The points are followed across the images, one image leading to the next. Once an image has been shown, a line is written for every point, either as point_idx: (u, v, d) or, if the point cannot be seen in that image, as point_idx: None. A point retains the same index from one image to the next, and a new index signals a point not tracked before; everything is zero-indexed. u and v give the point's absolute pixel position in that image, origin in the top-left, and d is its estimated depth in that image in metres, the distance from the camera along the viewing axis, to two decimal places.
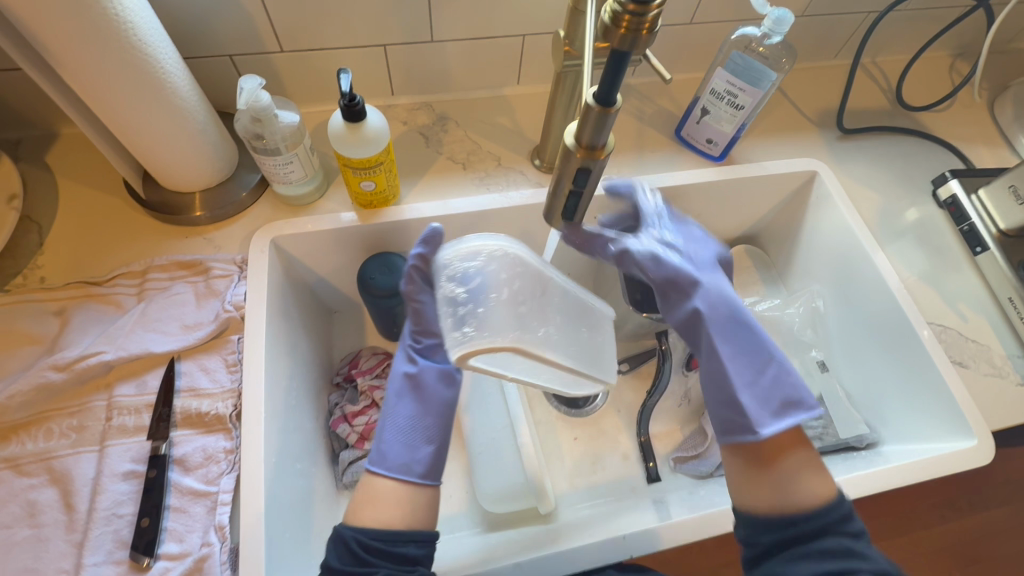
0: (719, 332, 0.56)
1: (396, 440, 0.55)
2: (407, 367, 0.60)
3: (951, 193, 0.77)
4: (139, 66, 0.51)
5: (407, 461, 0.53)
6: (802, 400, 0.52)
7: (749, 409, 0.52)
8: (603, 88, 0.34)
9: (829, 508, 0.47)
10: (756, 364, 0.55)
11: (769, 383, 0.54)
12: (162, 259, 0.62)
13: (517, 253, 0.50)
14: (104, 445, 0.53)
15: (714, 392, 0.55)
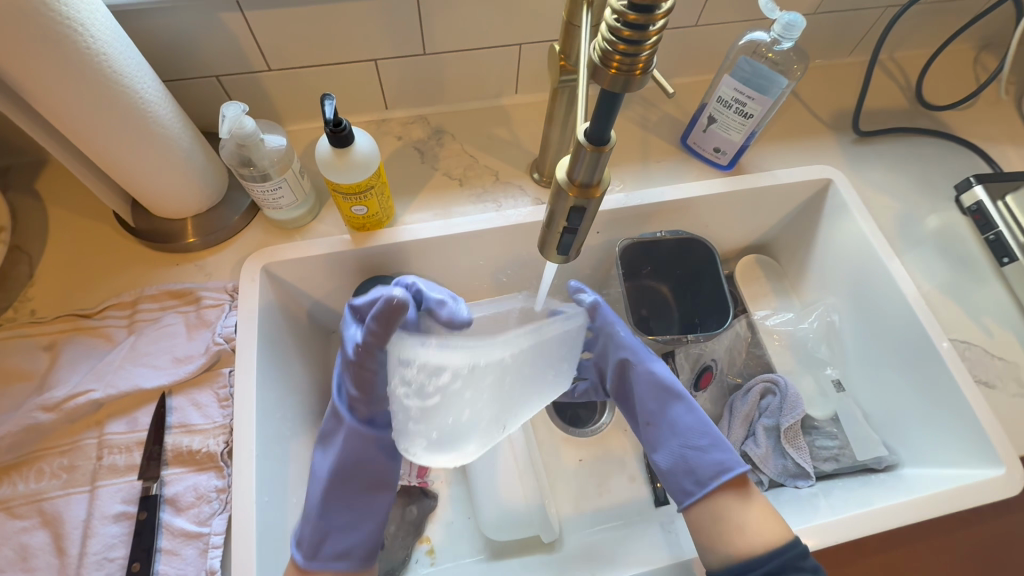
0: (670, 395, 0.64)
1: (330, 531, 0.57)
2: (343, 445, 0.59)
3: (975, 199, 0.73)
4: (118, 99, 0.49)
5: (346, 548, 0.57)
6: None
7: (730, 451, 0.60)
8: (595, 127, 0.31)
9: (789, 545, 0.53)
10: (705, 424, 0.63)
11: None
12: (153, 289, 0.61)
13: (487, 367, 0.45)
14: (95, 485, 0.52)
15: (695, 435, 0.62)
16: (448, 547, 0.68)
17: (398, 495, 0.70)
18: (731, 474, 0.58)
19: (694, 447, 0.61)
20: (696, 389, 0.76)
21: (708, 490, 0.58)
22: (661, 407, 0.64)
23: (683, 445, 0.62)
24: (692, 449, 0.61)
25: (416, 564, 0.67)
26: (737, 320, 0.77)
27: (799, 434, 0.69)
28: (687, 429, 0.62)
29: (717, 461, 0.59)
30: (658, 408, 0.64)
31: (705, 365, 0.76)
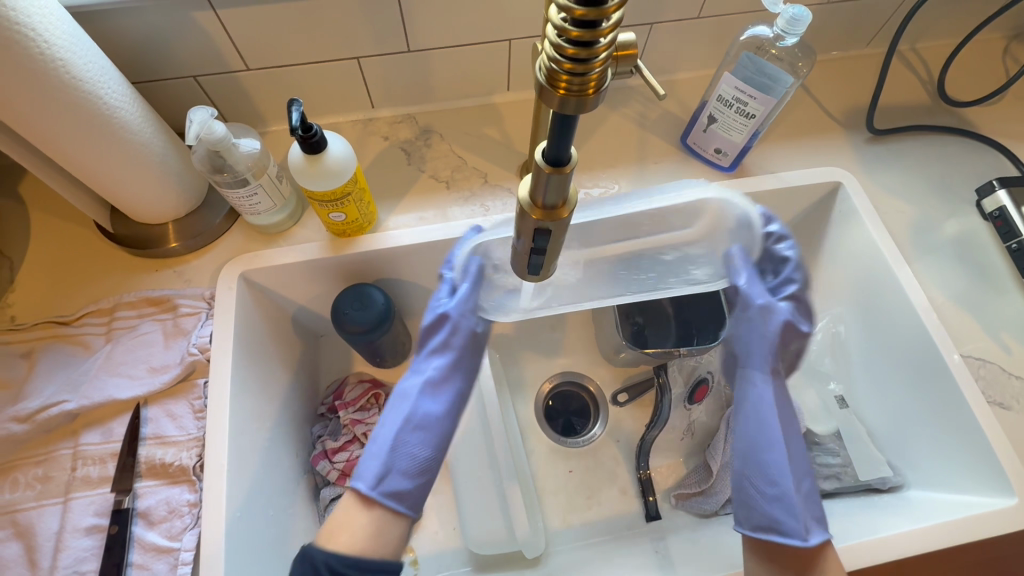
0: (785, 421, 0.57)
1: (399, 468, 0.50)
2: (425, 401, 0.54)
3: (998, 204, 0.68)
4: (81, 104, 0.48)
5: (406, 493, 0.49)
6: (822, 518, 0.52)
7: (796, 510, 0.52)
8: (552, 146, 0.28)
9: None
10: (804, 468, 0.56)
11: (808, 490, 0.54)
12: (130, 296, 0.60)
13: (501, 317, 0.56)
14: (68, 497, 0.52)
15: (763, 479, 0.54)
16: (432, 558, 0.67)
17: None
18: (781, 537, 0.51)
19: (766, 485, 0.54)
20: (689, 403, 0.70)
21: (751, 529, 0.53)
22: (748, 426, 0.57)
23: (748, 478, 0.55)
24: (757, 488, 0.54)
25: None
26: None
27: None
28: (758, 464, 0.55)
29: (793, 510, 0.52)
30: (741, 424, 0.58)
31: (701, 377, 0.70)
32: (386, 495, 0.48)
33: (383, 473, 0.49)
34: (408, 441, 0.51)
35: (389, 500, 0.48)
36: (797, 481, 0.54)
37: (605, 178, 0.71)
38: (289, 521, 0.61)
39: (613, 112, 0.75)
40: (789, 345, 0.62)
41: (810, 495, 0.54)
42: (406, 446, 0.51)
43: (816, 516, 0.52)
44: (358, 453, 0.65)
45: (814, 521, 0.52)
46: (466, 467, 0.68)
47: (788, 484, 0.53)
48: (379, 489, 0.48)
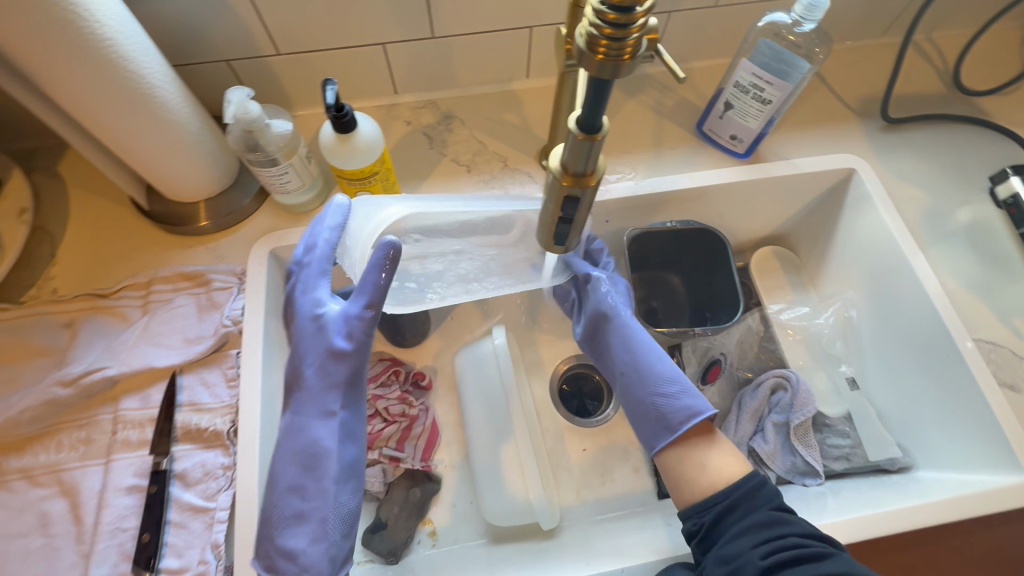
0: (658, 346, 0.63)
1: (335, 531, 0.50)
2: (345, 451, 0.53)
3: (1011, 192, 0.69)
4: (126, 82, 0.50)
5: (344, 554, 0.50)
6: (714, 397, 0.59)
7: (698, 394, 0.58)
8: (586, 114, 0.30)
9: (746, 480, 0.53)
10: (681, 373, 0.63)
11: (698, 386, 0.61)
12: (166, 271, 0.62)
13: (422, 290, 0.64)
14: (110, 458, 0.54)
15: (666, 383, 0.59)
16: (450, 530, 0.69)
17: (401, 478, 0.69)
18: (700, 417, 0.56)
19: (666, 394, 0.59)
20: (703, 382, 0.73)
21: (677, 434, 0.56)
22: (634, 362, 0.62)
23: (653, 393, 0.60)
24: (660, 397, 0.59)
25: (418, 546, 0.67)
26: (749, 313, 0.76)
27: (809, 432, 0.67)
28: (656, 377, 0.60)
29: (693, 395, 0.58)
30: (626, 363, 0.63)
31: (714, 359, 0.74)
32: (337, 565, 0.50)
33: (331, 556, 0.49)
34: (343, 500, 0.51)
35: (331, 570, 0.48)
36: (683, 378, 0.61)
37: (622, 163, 0.72)
38: None
39: (631, 99, 0.77)
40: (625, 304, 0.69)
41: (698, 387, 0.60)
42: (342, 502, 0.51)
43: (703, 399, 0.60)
44: (380, 427, 0.68)
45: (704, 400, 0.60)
46: (483, 443, 0.70)
47: (684, 381, 0.60)
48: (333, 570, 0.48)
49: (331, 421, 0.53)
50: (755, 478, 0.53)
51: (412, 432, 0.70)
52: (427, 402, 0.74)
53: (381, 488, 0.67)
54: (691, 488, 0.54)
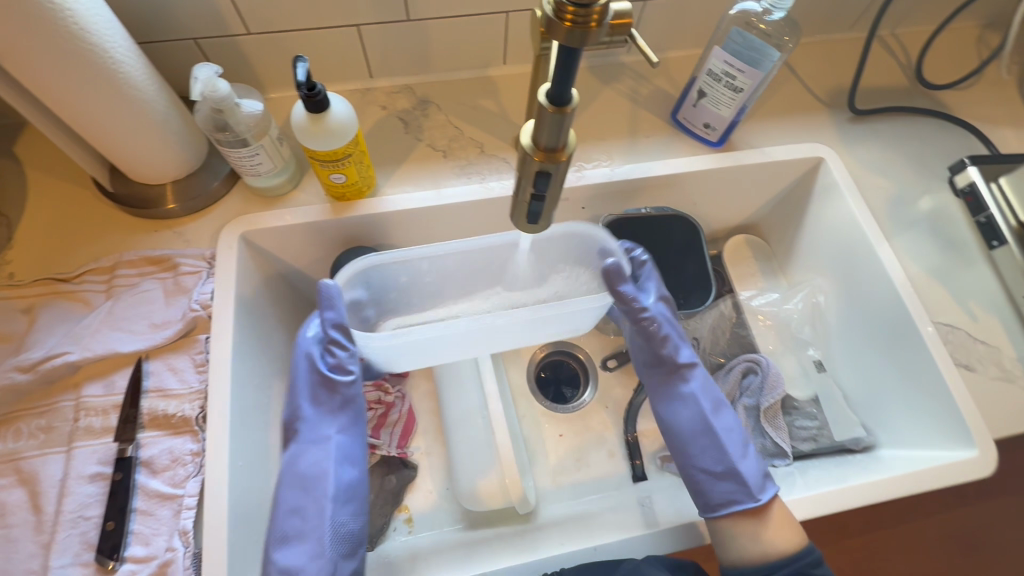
0: (712, 410, 0.61)
1: (335, 550, 0.52)
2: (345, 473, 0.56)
3: (968, 181, 0.71)
4: (86, 57, 0.48)
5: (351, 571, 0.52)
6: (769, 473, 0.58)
7: (746, 483, 0.56)
8: (555, 86, 0.31)
9: (802, 552, 0.54)
10: (743, 441, 0.60)
11: (753, 457, 0.59)
12: (131, 255, 0.61)
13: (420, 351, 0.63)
14: (71, 446, 0.53)
15: (712, 458, 0.59)
16: (426, 516, 0.68)
17: (376, 466, 0.70)
18: (739, 507, 0.56)
19: (709, 471, 0.59)
20: None
21: (713, 514, 0.57)
22: (682, 418, 0.61)
23: (698, 467, 0.59)
24: (707, 475, 0.58)
25: (395, 533, 0.67)
26: (721, 299, 0.77)
27: (779, 414, 0.69)
28: (701, 451, 0.59)
29: (743, 476, 0.57)
30: (672, 415, 0.62)
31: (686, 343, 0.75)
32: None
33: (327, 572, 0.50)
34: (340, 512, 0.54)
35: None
36: (737, 451, 0.58)
37: (598, 150, 0.73)
38: None
39: (606, 87, 0.78)
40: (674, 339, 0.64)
41: (753, 462, 0.58)
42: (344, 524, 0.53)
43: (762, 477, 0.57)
44: None
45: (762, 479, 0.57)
46: (461, 426, 0.70)
47: (731, 458, 0.58)
48: None
49: (327, 444, 0.57)
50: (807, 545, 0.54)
51: (388, 419, 0.70)
52: (403, 390, 0.73)
53: None
54: (735, 546, 0.56)
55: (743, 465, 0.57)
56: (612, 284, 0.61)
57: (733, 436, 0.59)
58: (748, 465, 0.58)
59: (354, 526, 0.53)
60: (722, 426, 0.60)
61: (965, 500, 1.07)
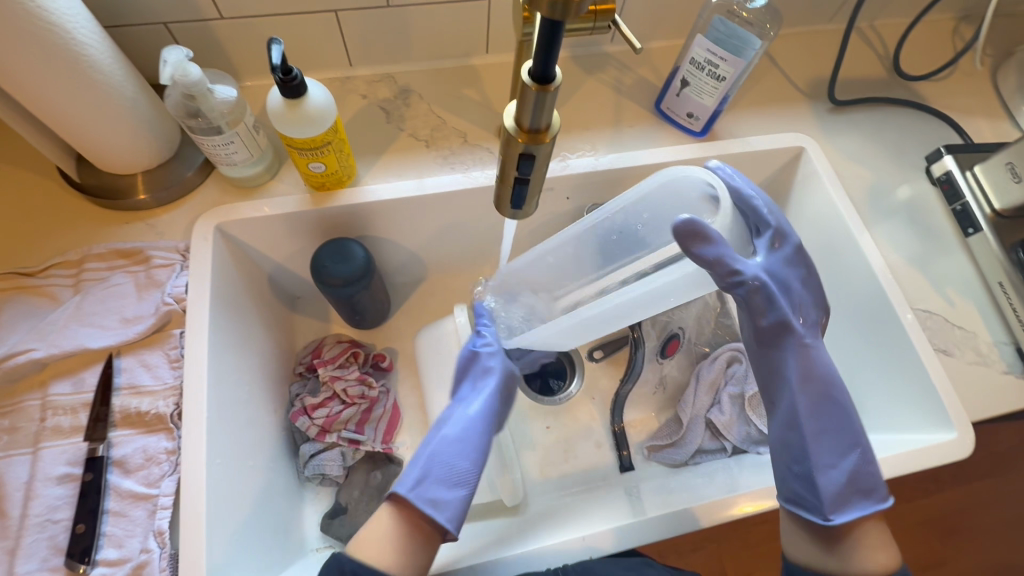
0: (808, 405, 0.56)
1: (435, 476, 0.51)
2: (469, 413, 0.57)
3: (944, 170, 0.73)
4: (46, 37, 0.46)
5: (440, 498, 0.50)
6: (874, 490, 0.53)
7: (822, 497, 0.53)
8: (537, 64, 0.31)
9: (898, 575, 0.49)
10: (839, 447, 0.55)
11: (850, 467, 0.54)
12: (100, 247, 0.58)
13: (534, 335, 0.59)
14: (38, 447, 0.51)
15: (792, 457, 0.56)
16: None
17: (362, 462, 0.68)
18: (806, 515, 0.53)
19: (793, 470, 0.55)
20: (662, 356, 0.73)
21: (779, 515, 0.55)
22: (784, 399, 0.57)
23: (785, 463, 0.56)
24: (791, 472, 0.55)
25: None
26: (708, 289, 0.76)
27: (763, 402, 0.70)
28: (788, 446, 0.56)
29: (820, 490, 0.53)
30: (775, 388, 0.59)
31: (672, 333, 0.73)
32: (424, 499, 0.50)
33: (422, 480, 0.51)
34: (449, 449, 0.54)
35: (434, 511, 0.49)
36: (824, 457, 0.55)
37: (582, 140, 0.72)
38: (269, 474, 0.61)
39: (590, 77, 0.77)
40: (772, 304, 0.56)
41: (852, 474, 0.54)
42: (449, 458, 0.53)
43: (847, 492, 0.53)
44: (338, 409, 0.66)
45: (846, 499, 0.53)
46: None
47: (811, 463, 0.54)
48: (415, 492, 0.50)
49: (471, 398, 0.59)
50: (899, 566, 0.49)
51: (372, 414, 0.68)
52: (387, 384, 0.73)
53: (341, 472, 0.65)
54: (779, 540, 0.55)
55: (824, 476, 0.54)
56: (688, 246, 0.47)
57: (828, 441, 0.55)
58: (834, 477, 0.54)
59: (462, 465, 0.53)
60: (813, 433, 0.55)
61: (940, 485, 1.10)
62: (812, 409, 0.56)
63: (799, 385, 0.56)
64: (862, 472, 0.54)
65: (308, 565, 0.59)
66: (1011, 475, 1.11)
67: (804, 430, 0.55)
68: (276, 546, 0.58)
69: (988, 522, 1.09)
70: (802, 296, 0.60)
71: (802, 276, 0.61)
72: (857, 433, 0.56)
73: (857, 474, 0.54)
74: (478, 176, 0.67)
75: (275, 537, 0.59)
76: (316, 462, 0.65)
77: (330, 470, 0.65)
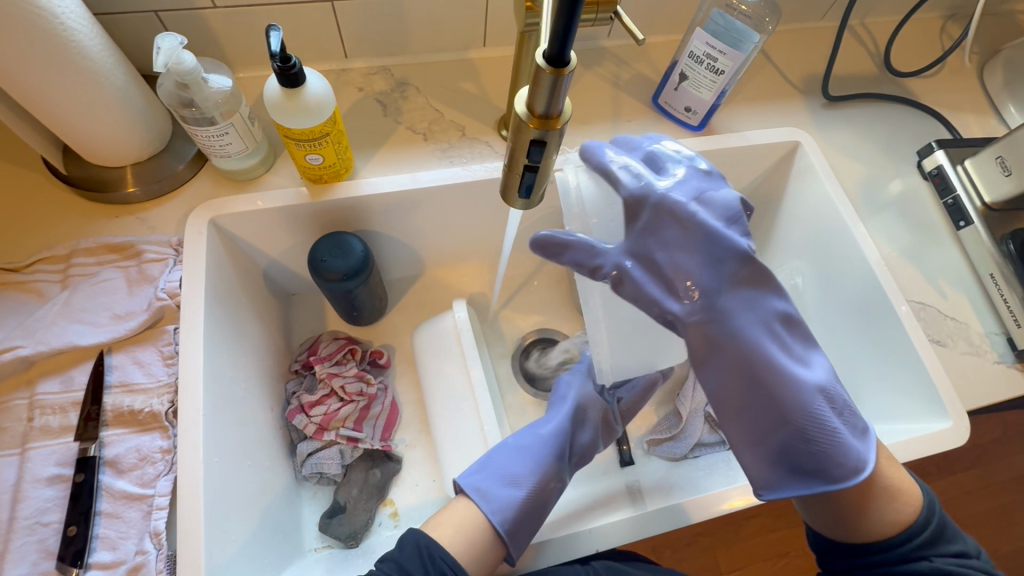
0: (721, 388, 0.50)
1: (490, 475, 0.57)
2: (542, 430, 0.63)
3: (936, 164, 0.74)
4: (34, 20, 0.44)
5: (490, 492, 0.55)
6: (817, 467, 0.47)
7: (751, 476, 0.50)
8: (553, 47, 0.30)
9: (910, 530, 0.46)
10: (767, 426, 0.49)
11: (780, 445, 0.48)
12: (89, 242, 0.57)
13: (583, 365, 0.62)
14: (26, 447, 0.49)
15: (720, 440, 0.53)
16: (412, 510, 0.66)
17: (360, 459, 0.67)
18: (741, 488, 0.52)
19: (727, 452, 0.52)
20: None
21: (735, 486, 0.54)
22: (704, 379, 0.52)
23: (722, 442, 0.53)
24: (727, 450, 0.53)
25: (380, 527, 0.64)
26: None
27: None
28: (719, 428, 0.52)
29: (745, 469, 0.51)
30: None
31: None
32: (474, 490, 0.55)
33: (480, 474, 0.57)
34: (504, 457, 0.59)
35: (481, 500, 0.54)
36: (747, 438, 0.50)
37: (581, 135, 0.72)
38: (265, 473, 0.59)
39: (588, 71, 0.77)
40: (647, 281, 0.49)
41: (784, 450, 0.48)
42: (503, 461, 0.58)
43: (784, 469, 0.49)
44: (336, 406, 0.65)
45: (777, 477, 0.49)
46: (446, 417, 0.66)
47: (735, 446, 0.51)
48: (469, 481, 0.56)
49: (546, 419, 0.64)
50: (922, 519, 0.46)
51: (371, 411, 0.67)
52: (385, 381, 0.72)
53: (339, 471, 0.64)
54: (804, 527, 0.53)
55: (746, 457, 0.50)
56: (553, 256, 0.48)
57: (753, 422, 0.49)
58: (761, 456, 0.49)
59: (519, 465, 0.58)
60: (730, 417, 0.50)
61: (927, 477, 1.12)
62: (725, 388, 0.50)
63: (706, 367, 0.50)
64: (800, 449, 0.47)
65: (307, 564, 0.57)
66: (997, 465, 1.14)
67: (721, 414, 0.51)
68: (274, 546, 0.57)
69: (978, 511, 1.11)
70: (683, 262, 0.49)
71: (681, 240, 0.49)
72: (792, 409, 0.48)
73: (790, 452, 0.48)
74: (479, 169, 0.66)
75: (274, 537, 0.58)
76: (314, 460, 0.64)
77: (328, 468, 0.64)
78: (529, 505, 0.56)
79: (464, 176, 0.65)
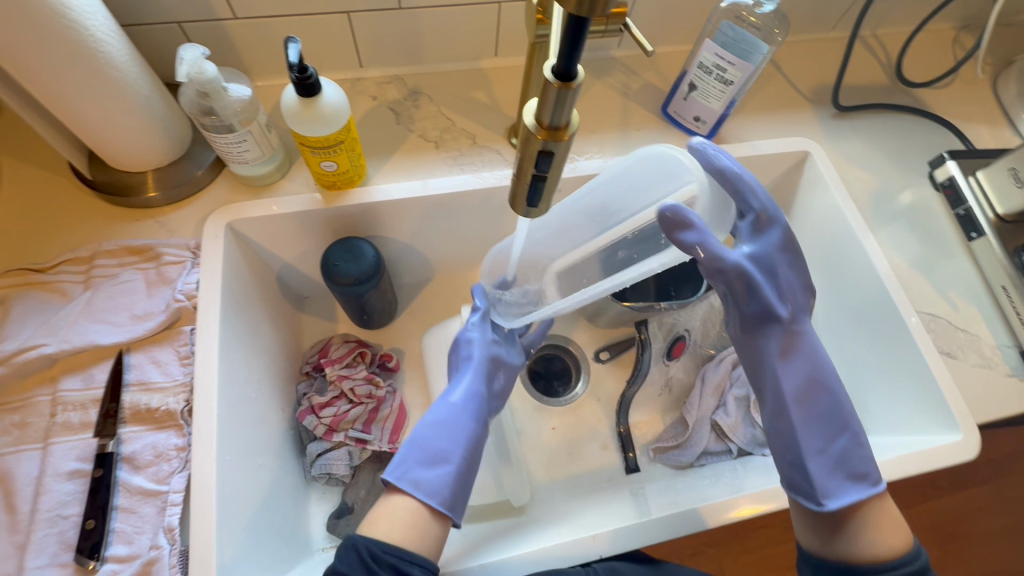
0: (795, 391, 0.55)
1: (415, 458, 0.54)
2: (456, 397, 0.59)
3: (948, 175, 0.74)
4: (66, 33, 0.46)
5: (421, 476, 0.52)
6: (866, 473, 0.52)
7: (814, 482, 0.52)
8: (561, 61, 0.31)
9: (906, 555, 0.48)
10: (828, 432, 0.54)
11: (839, 450, 0.53)
12: (111, 244, 0.58)
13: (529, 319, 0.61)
14: (48, 442, 0.51)
15: (782, 446, 0.55)
16: None
17: (368, 461, 0.68)
18: (797, 496, 0.53)
19: (788, 460, 0.54)
20: (668, 358, 0.75)
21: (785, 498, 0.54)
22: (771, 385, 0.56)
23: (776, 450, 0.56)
24: (784, 458, 0.55)
25: None
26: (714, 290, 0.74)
27: None
28: (781, 433, 0.55)
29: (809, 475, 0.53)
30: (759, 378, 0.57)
31: (679, 335, 0.75)
32: (404, 479, 0.51)
33: (409, 461, 0.53)
34: (426, 435, 0.55)
35: (414, 489, 0.51)
36: (813, 442, 0.54)
37: (590, 143, 0.73)
38: (276, 472, 0.61)
39: (597, 81, 0.78)
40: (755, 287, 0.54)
41: (842, 457, 0.53)
42: (428, 440, 0.55)
43: (840, 475, 0.52)
44: (345, 408, 0.66)
45: (839, 483, 0.52)
46: None
47: (801, 450, 0.53)
48: (397, 474, 0.52)
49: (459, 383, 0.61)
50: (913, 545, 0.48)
51: (380, 413, 0.68)
52: (394, 384, 0.73)
53: (347, 472, 0.65)
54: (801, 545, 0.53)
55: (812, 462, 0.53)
56: (672, 233, 0.46)
57: (816, 428, 0.54)
58: (822, 460, 0.53)
59: (441, 441, 0.55)
60: (801, 420, 0.54)
61: (940, 491, 1.10)
62: (798, 391, 0.55)
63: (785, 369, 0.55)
64: (855, 457, 0.53)
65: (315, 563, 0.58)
66: (1012, 480, 1.12)
67: (792, 416, 0.54)
68: (283, 545, 0.58)
69: (992, 527, 1.09)
70: (791, 280, 0.57)
71: (792, 260, 0.57)
72: (850, 417, 0.55)
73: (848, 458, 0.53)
74: (489, 177, 0.67)
75: (283, 535, 0.59)
76: (323, 461, 0.65)
77: (336, 469, 0.64)
78: (462, 476, 0.55)
79: (475, 182, 0.66)
